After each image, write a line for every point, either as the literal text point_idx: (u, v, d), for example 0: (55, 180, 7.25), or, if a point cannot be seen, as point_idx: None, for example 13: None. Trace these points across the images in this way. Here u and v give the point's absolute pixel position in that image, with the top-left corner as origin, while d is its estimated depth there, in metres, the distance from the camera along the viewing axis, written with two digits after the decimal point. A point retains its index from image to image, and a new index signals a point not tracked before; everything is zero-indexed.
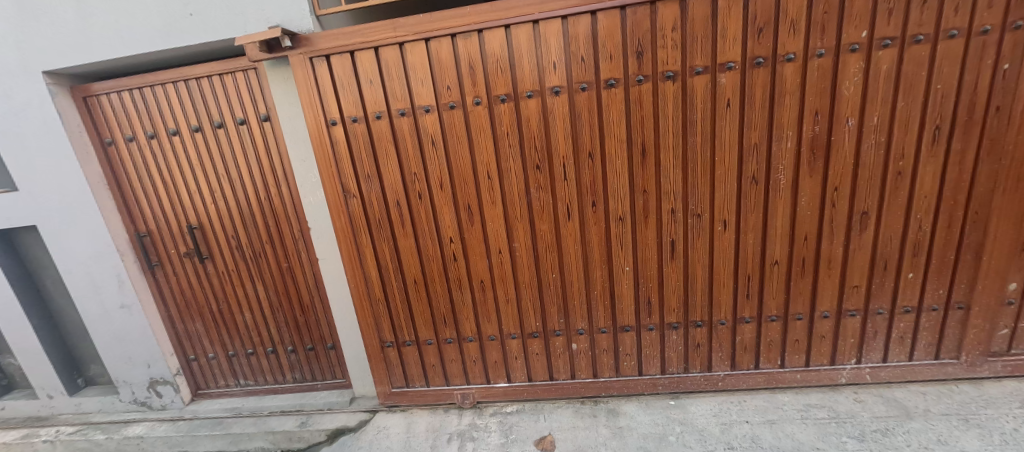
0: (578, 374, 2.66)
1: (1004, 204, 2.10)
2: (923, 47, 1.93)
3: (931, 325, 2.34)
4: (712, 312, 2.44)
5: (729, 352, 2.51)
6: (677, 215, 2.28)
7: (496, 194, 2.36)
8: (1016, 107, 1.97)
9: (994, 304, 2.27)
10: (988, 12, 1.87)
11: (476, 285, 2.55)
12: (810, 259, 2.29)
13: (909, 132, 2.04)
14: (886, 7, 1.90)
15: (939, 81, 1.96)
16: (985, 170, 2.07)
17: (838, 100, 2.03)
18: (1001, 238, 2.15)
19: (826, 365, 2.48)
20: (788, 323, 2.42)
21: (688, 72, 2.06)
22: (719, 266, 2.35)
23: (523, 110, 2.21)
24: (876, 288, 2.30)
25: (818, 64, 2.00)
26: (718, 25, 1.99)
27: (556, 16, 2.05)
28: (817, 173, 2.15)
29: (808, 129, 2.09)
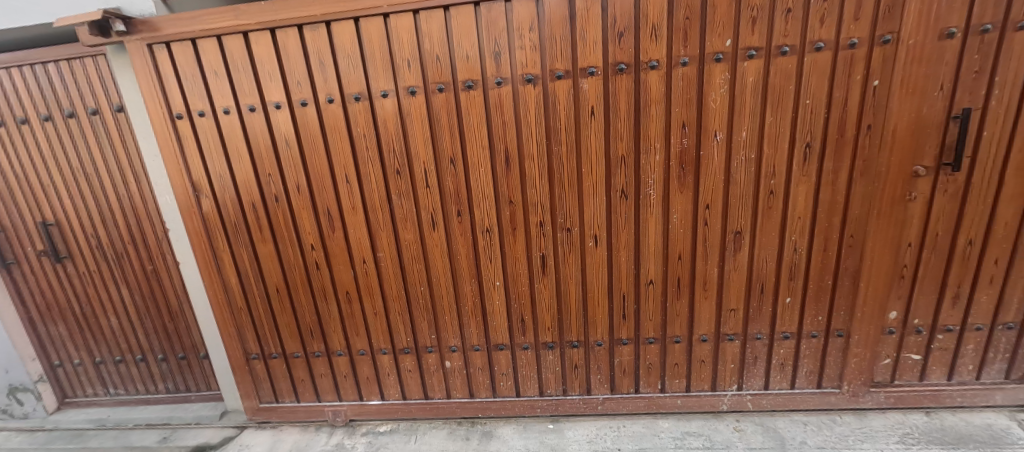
0: (454, 394, 2.49)
1: (880, 229, 1.99)
2: (790, 59, 1.81)
3: (812, 353, 2.22)
4: (588, 332, 2.30)
5: (608, 374, 2.37)
6: (546, 228, 2.14)
7: (356, 199, 2.19)
8: (888, 127, 1.85)
9: (875, 334, 2.15)
10: (855, 25, 1.75)
11: (341, 296, 2.36)
12: (685, 280, 2.16)
13: (779, 149, 1.93)
14: (749, 15, 1.78)
15: (807, 96, 1.85)
16: (860, 192, 1.95)
17: (704, 113, 1.91)
18: (879, 263, 2.04)
19: (707, 391, 2.35)
20: (667, 346, 2.28)
21: (548, 76, 1.93)
22: (592, 284, 2.21)
23: (379, 111, 2.05)
24: (754, 312, 2.18)
25: (682, 73, 1.87)
26: (577, 27, 1.85)
27: (407, 11, 1.89)
28: (687, 188, 2.02)
29: (677, 142, 1.96)
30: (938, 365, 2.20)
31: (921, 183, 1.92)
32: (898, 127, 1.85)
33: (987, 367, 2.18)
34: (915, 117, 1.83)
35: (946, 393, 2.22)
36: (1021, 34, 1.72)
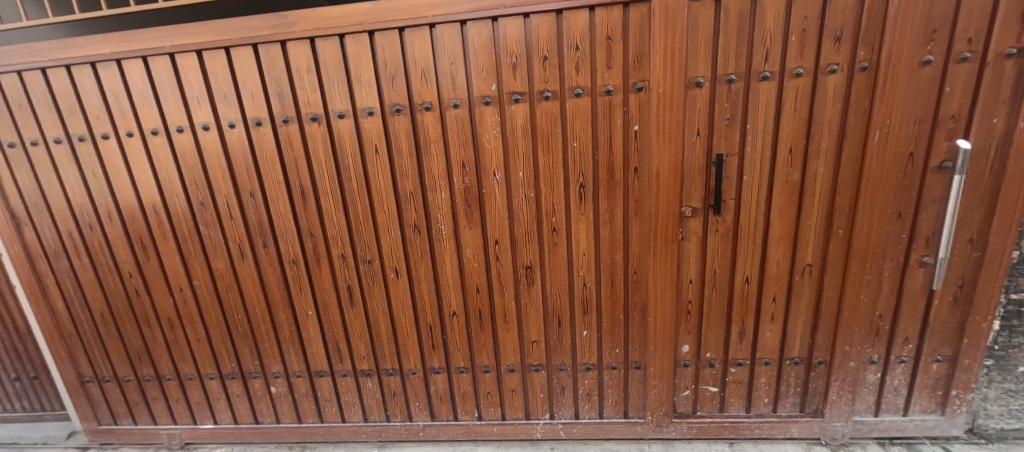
0: (283, 418, 2.53)
1: (659, 266, 2.04)
2: (552, 104, 1.88)
3: (615, 384, 2.27)
4: (402, 360, 2.34)
5: (426, 402, 2.40)
6: (348, 260, 2.19)
7: (166, 229, 2.23)
8: (653, 169, 1.91)
9: (670, 367, 2.19)
10: (609, 73, 1.82)
11: (164, 323, 2.41)
12: (485, 312, 2.21)
13: (556, 189, 1.99)
14: (508, 62, 1.84)
15: (573, 138, 1.91)
16: (636, 230, 2.02)
17: (481, 153, 1.97)
18: (664, 300, 2.08)
19: (522, 420, 2.39)
20: (477, 375, 2.33)
21: (331, 115, 1.99)
22: (399, 315, 2.26)
23: (177, 144, 2.09)
24: (554, 344, 2.23)
25: (455, 115, 1.93)
26: (351, 69, 1.91)
27: (190, 51, 1.94)
28: (476, 224, 2.08)
29: (460, 180, 2.02)
30: (736, 397, 2.25)
31: (690, 223, 1.99)
32: (661, 170, 1.91)
33: (782, 400, 2.22)
34: (676, 160, 1.88)
35: (744, 425, 2.26)
36: (764, 84, 1.79)
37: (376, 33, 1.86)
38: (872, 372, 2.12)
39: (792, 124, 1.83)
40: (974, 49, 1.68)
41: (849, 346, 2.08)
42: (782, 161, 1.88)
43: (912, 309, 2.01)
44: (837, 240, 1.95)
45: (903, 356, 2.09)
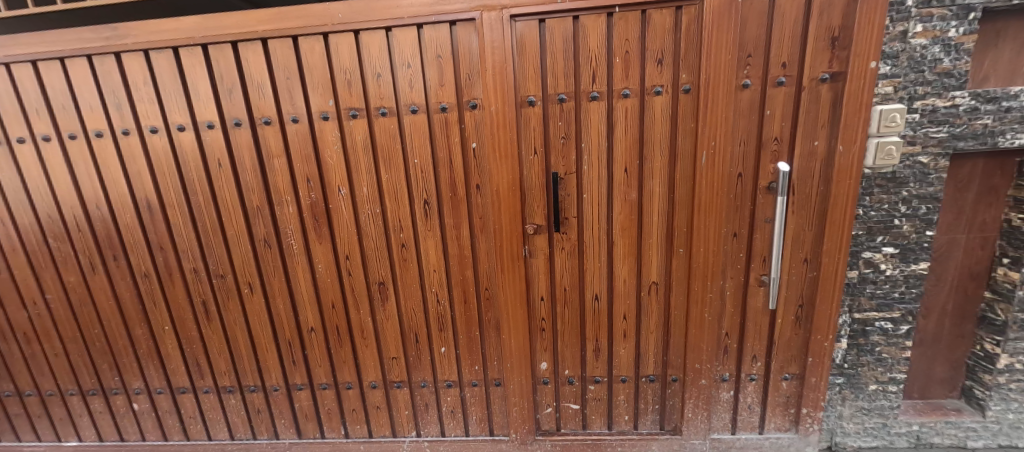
0: (147, 436, 2.45)
1: (508, 283, 2.03)
2: (390, 120, 1.88)
3: (477, 401, 2.24)
4: (264, 377, 2.29)
5: (291, 419, 2.35)
6: (201, 275, 2.14)
7: (14, 242, 2.17)
8: (493, 186, 1.91)
9: (528, 384, 2.17)
10: (442, 90, 1.83)
11: (19, 337, 2.33)
12: (343, 328, 2.18)
13: (401, 205, 1.98)
14: (343, 78, 1.85)
15: (414, 155, 1.92)
16: (483, 246, 2.01)
17: (324, 168, 1.96)
18: (514, 316, 2.07)
19: (388, 437, 2.34)
20: (340, 392, 2.28)
21: (173, 128, 1.96)
22: (256, 330, 2.21)
23: (19, 155, 2.04)
24: (413, 360, 2.20)
25: (295, 129, 1.92)
26: (189, 82, 1.90)
27: (24, 61, 1.91)
28: (325, 239, 2.05)
29: (306, 195, 2.00)
30: (597, 415, 2.23)
31: (535, 240, 1.98)
32: (500, 187, 1.91)
33: (642, 418, 2.22)
34: (513, 178, 1.89)
35: (606, 442, 2.24)
36: (594, 104, 1.82)
37: (210, 47, 1.85)
38: (725, 390, 2.13)
39: (624, 143, 1.85)
40: (789, 73, 1.72)
41: (699, 364, 2.08)
42: (619, 180, 1.89)
43: (757, 327, 2.03)
44: (678, 259, 1.96)
45: (753, 374, 2.10)
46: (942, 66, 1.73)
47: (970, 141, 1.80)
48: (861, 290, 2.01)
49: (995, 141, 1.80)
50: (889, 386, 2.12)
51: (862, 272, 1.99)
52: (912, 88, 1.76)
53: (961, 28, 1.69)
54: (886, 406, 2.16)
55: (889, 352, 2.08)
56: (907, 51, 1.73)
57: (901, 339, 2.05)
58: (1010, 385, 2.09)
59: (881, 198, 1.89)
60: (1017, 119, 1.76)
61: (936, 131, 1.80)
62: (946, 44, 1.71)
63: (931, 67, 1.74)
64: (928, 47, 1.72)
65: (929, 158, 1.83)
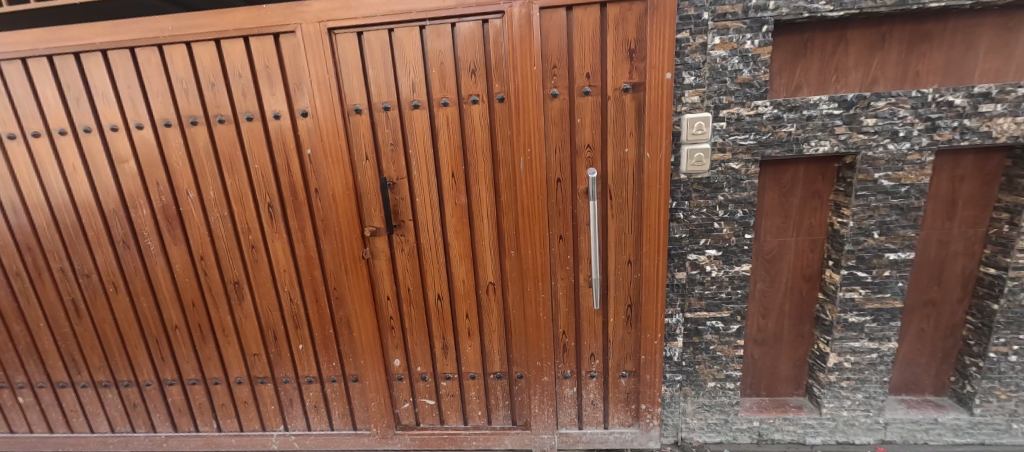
0: (34, 428, 2.56)
1: (353, 283, 2.12)
2: (227, 127, 1.96)
3: (337, 396, 2.33)
4: (137, 372, 2.39)
5: (166, 413, 2.45)
6: (69, 274, 2.25)
7: None
8: (329, 190, 2.00)
9: (382, 380, 2.26)
10: (273, 99, 1.91)
11: None
12: (205, 326, 2.27)
13: (246, 208, 2.06)
14: (180, 87, 1.94)
15: (254, 160, 1.99)
16: (328, 248, 2.09)
17: (172, 173, 2.05)
18: (362, 315, 2.16)
19: (258, 431, 2.44)
20: (209, 387, 2.38)
21: (27, 135, 2.05)
22: (125, 327, 2.31)
23: None
24: (274, 357, 2.29)
25: (141, 136, 2.01)
26: (38, 91, 1.98)
27: None
28: (179, 240, 2.14)
29: (157, 199, 2.09)
30: (452, 410, 2.31)
31: (376, 242, 2.07)
32: (335, 191, 1.99)
33: (494, 413, 2.30)
34: (346, 182, 1.97)
35: (461, 437, 2.33)
36: (417, 112, 1.90)
37: (54, 57, 1.94)
38: (569, 386, 2.21)
39: (449, 150, 1.93)
40: (593, 83, 1.79)
41: (539, 361, 2.16)
42: (447, 184, 1.98)
43: (592, 326, 2.11)
44: (511, 260, 2.05)
45: (593, 371, 2.18)
46: (743, 76, 1.81)
47: (777, 148, 1.88)
48: (690, 291, 2.08)
49: (801, 148, 1.87)
50: (726, 383, 2.20)
51: (690, 274, 2.06)
52: (717, 97, 1.85)
53: (756, 40, 1.77)
54: (726, 402, 2.23)
55: (723, 350, 2.16)
56: (708, 62, 1.81)
57: (732, 337, 2.13)
58: (841, 384, 2.15)
59: (699, 202, 1.97)
60: (818, 127, 1.84)
61: (744, 139, 1.88)
62: (744, 55, 1.79)
63: (732, 77, 1.82)
64: (728, 58, 1.80)
65: (740, 164, 1.91)
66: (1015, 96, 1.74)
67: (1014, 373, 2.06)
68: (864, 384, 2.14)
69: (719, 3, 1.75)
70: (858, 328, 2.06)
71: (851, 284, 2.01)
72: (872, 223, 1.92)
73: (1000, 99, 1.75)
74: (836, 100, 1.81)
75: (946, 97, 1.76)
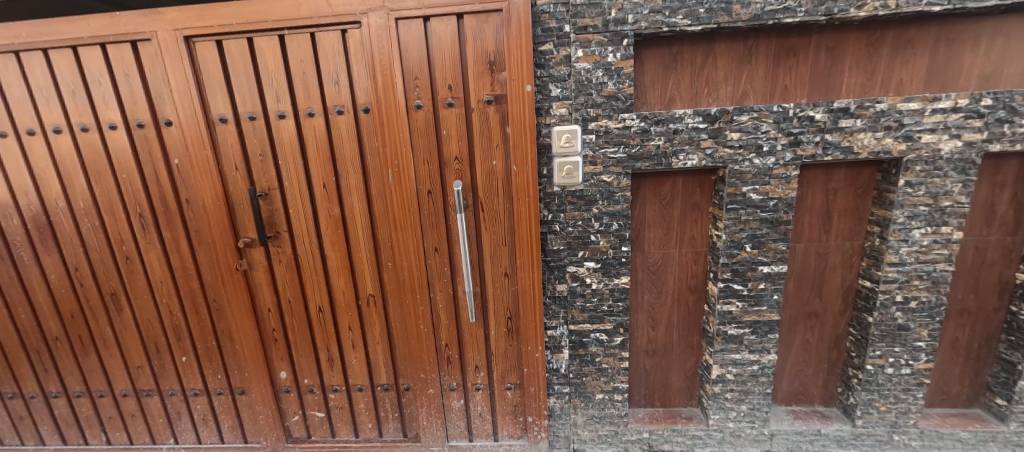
0: None
1: (231, 295, 2.08)
2: (91, 136, 1.92)
3: (225, 409, 2.28)
4: (21, 385, 2.33)
5: (53, 426, 2.39)
6: None
7: None
8: (199, 201, 1.96)
9: (267, 393, 2.22)
10: (136, 107, 1.87)
11: None
12: (86, 337, 2.22)
13: (118, 218, 2.02)
14: (39, 94, 1.88)
15: (121, 170, 1.95)
16: (203, 259, 2.05)
17: (39, 182, 2.00)
18: (242, 328, 2.12)
19: (149, 444, 2.39)
20: (95, 400, 2.33)
21: None
22: (5, 339, 2.25)
23: None
24: (158, 369, 2.25)
25: (5, 144, 1.96)
26: None
27: None
28: (53, 250, 2.09)
29: (27, 208, 2.04)
30: (341, 423, 2.28)
31: (251, 253, 2.03)
32: (206, 202, 1.95)
33: (384, 425, 2.27)
34: (215, 192, 1.93)
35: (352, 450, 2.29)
36: (282, 122, 1.86)
37: None
38: (456, 399, 2.18)
39: (318, 161, 1.89)
40: (456, 95, 1.77)
41: (423, 374, 2.14)
42: (319, 195, 1.94)
43: (474, 339, 2.08)
44: (388, 272, 2.01)
45: (479, 384, 2.15)
46: (608, 89, 1.80)
47: (647, 161, 1.87)
48: (572, 303, 2.07)
49: (670, 161, 1.86)
50: (614, 395, 2.19)
51: (570, 286, 2.05)
52: (584, 109, 1.83)
53: (618, 53, 1.76)
54: (615, 413, 2.22)
55: (608, 362, 2.15)
56: (573, 75, 1.80)
57: (617, 349, 2.12)
58: (726, 395, 2.15)
59: (574, 214, 1.95)
60: (685, 140, 1.83)
61: (614, 152, 1.87)
62: (608, 68, 1.78)
63: (598, 90, 1.80)
64: (592, 71, 1.79)
65: (612, 176, 1.90)
66: (873, 111, 1.74)
67: (891, 385, 2.06)
68: (747, 396, 2.14)
69: (579, 16, 1.73)
70: (738, 340, 2.06)
71: (728, 297, 2.01)
72: (744, 236, 1.92)
73: (859, 114, 1.75)
74: (700, 114, 1.80)
75: (806, 112, 1.77)
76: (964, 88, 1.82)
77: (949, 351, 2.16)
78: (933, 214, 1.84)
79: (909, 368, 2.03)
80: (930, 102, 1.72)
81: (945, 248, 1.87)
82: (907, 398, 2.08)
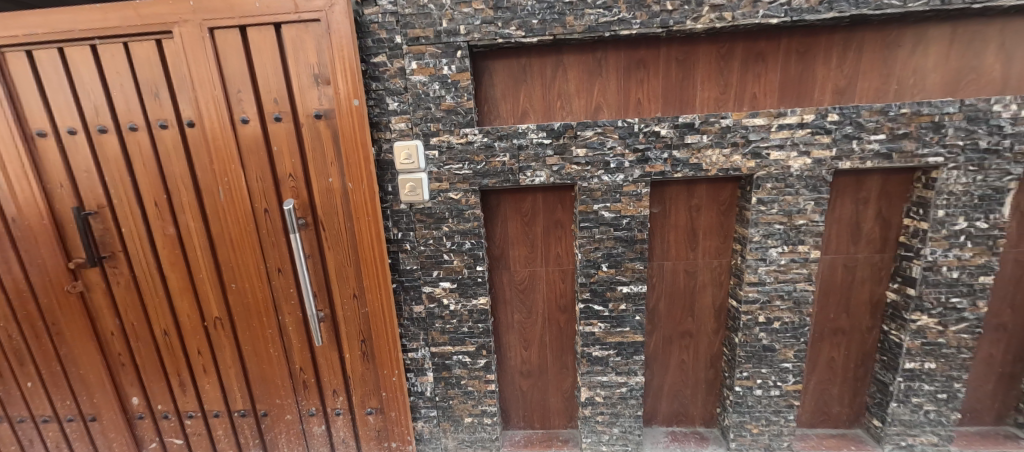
0: None
1: (71, 317, 1.97)
2: None
3: (78, 436, 2.17)
4: None
5: None
6: None
7: None
8: (25, 220, 1.84)
9: (120, 419, 2.12)
10: None
11: None
12: None
13: None
14: None
15: None
16: (38, 281, 1.93)
17: None
18: (86, 352, 2.01)
19: None
20: None
21: None
22: None
23: None
24: (4, 396, 2.12)
25: None
26: None
27: None
28: None
29: None
30: (201, 450, 2.16)
31: (87, 274, 1.92)
32: (32, 221, 1.84)
33: None
34: (41, 211, 1.82)
35: None
36: (105, 137, 1.75)
37: None
38: (316, 425, 2.07)
39: (146, 178, 1.79)
40: (282, 109, 1.68)
41: (279, 399, 2.04)
42: (152, 214, 1.83)
43: (329, 363, 1.98)
44: (231, 294, 1.91)
45: (338, 409, 2.05)
46: (446, 103, 1.71)
47: (494, 178, 1.78)
48: (431, 324, 1.98)
49: (517, 178, 1.77)
50: (483, 419, 2.10)
51: (428, 308, 1.96)
52: (424, 124, 1.74)
53: (453, 66, 1.67)
54: (486, 438, 2.13)
55: (474, 385, 2.06)
56: (409, 88, 1.70)
57: (481, 372, 2.03)
58: (596, 418, 2.07)
59: (424, 233, 1.86)
60: (531, 156, 1.75)
61: (459, 168, 1.78)
62: (444, 82, 1.69)
63: (435, 104, 1.71)
64: (428, 84, 1.69)
65: (459, 194, 1.81)
66: (719, 127, 1.67)
67: (762, 407, 2.00)
68: (618, 419, 2.06)
69: (409, 26, 1.64)
70: (603, 362, 1.98)
71: (589, 318, 1.93)
72: (599, 256, 1.84)
73: (705, 130, 1.68)
74: (543, 129, 1.72)
75: (651, 128, 1.69)
76: (819, 102, 1.74)
77: (827, 372, 2.09)
78: (788, 233, 1.77)
79: (778, 389, 1.96)
80: (776, 118, 1.66)
81: (804, 267, 1.81)
82: (778, 421, 2.01)
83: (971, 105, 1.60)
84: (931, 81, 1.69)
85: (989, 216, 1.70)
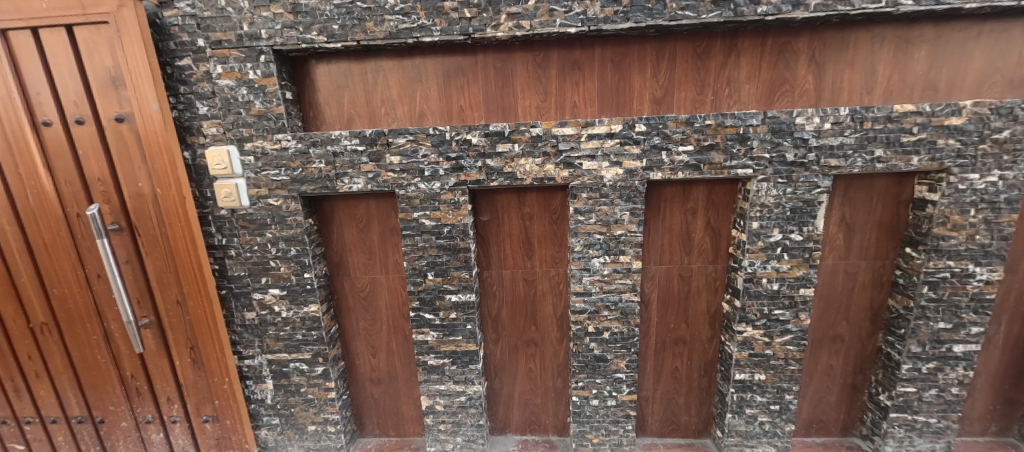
0: None
1: None
2: None
3: None
4: None
5: None
6: None
7: None
8: None
9: None
10: None
11: None
12: None
13: None
14: None
15: None
16: None
17: None
18: None
19: None
20: None
21: None
22: None
23: None
24: None
25: None
26: None
27: None
28: None
29: None
30: None
31: None
32: None
33: None
34: None
35: None
36: None
37: None
38: (155, 432, 2.04)
39: None
40: (83, 112, 1.63)
41: (113, 405, 2.01)
42: None
43: (160, 369, 1.95)
44: (54, 299, 1.87)
45: (174, 416, 2.02)
46: (256, 108, 1.68)
47: (312, 185, 1.76)
48: (265, 331, 1.96)
49: (334, 184, 1.75)
50: (326, 427, 2.07)
51: (260, 314, 1.93)
52: (237, 129, 1.71)
53: (258, 70, 1.64)
54: (331, 446, 2.11)
55: (314, 393, 2.03)
56: (217, 92, 1.67)
57: (319, 379, 2.01)
58: (439, 427, 2.05)
59: (248, 239, 1.83)
60: (346, 163, 1.73)
61: (276, 174, 1.75)
62: (251, 86, 1.66)
63: (245, 109, 1.68)
64: (236, 89, 1.66)
65: (279, 200, 1.78)
66: (529, 136, 1.65)
67: (600, 417, 1.99)
68: (459, 427, 2.05)
69: (209, 29, 1.61)
70: (439, 370, 1.97)
71: (421, 326, 1.91)
72: (424, 264, 1.82)
73: (515, 139, 1.66)
74: (356, 135, 1.70)
75: (462, 135, 1.67)
76: (638, 112, 1.72)
77: (671, 381, 2.08)
78: (608, 243, 1.76)
79: (614, 399, 1.96)
80: (585, 128, 1.64)
81: (627, 278, 1.80)
82: (617, 431, 2.00)
83: (773, 117, 1.60)
84: (746, 93, 1.68)
85: (803, 229, 1.70)
